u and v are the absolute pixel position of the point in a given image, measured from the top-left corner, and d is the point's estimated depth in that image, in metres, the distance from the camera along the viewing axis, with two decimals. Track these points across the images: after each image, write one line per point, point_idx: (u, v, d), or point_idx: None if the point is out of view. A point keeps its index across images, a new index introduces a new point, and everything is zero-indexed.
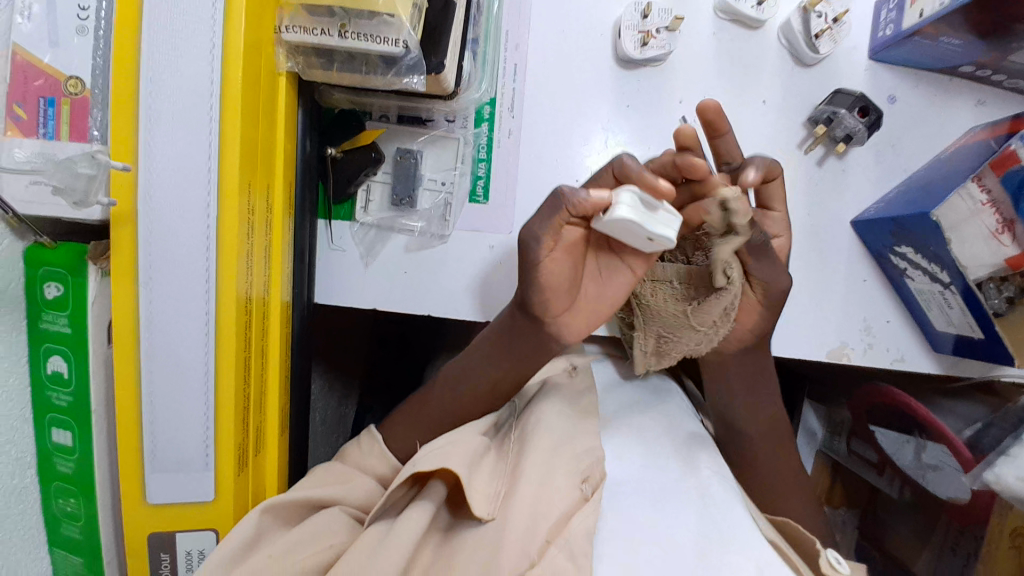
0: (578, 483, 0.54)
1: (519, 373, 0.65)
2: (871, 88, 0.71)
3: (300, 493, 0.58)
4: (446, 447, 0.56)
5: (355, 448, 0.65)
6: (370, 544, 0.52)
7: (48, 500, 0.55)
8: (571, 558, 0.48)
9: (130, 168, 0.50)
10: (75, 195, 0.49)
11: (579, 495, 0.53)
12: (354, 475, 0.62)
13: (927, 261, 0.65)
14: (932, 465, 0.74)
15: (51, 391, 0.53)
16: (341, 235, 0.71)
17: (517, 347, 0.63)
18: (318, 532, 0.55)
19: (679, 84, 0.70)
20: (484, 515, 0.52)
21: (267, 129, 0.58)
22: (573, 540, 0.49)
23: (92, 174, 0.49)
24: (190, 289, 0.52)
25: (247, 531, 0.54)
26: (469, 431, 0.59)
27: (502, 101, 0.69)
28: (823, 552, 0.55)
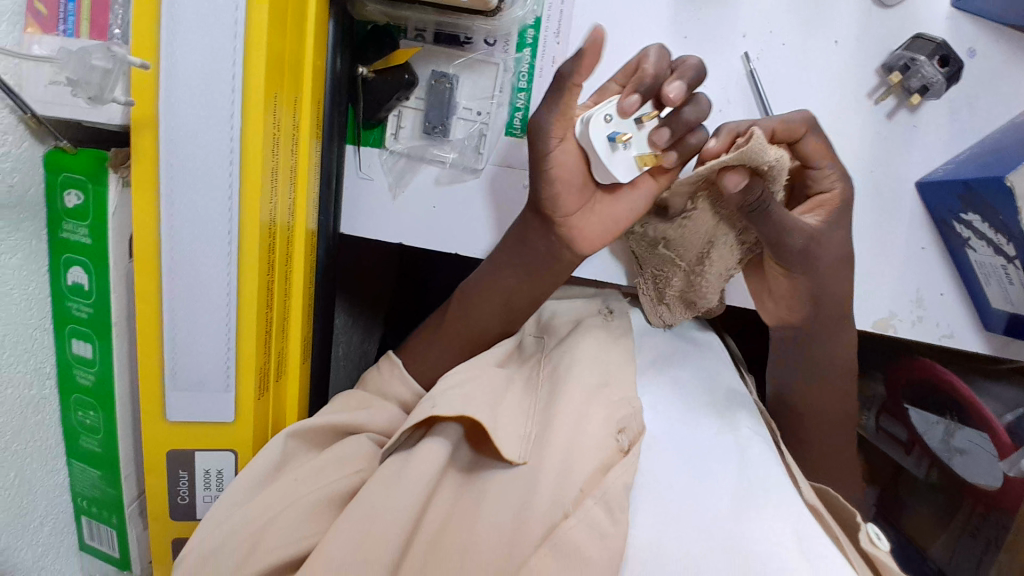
0: (613, 433, 0.53)
1: (533, 291, 0.63)
2: (954, 36, 0.64)
3: (321, 418, 0.58)
4: (457, 385, 0.56)
5: (374, 374, 0.67)
6: (385, 484, 0.51)
7: (67, 410, 0.56)
8: (607, 511, 0.46)
9: (150, 67, 0.47)
10: (91, 90, 0.46)
11: (613, 448, 0.52)
12: (374, 402, 0.62)
13: (993, 231, 0.60)
14: (960, 446, 0.74)
15: (72, 303, 0.52)
16: (369, 163, 0.68)
17: (525, 256, 0.61)
18: (341, 459, 0.55)
19: (741, 19, 0.64)
20: (514, 458, 0.51)
21: (296, 40, 0.54)
22: (609, 493, 0.47)
23: (108, 68, 0.46)
24: (213, 206, 0.50)
25: (274, 454, 0.55)
26: (489, 367, 0.59)
27: (548, 24, 0.64)
28: (863, 525, 0.53)
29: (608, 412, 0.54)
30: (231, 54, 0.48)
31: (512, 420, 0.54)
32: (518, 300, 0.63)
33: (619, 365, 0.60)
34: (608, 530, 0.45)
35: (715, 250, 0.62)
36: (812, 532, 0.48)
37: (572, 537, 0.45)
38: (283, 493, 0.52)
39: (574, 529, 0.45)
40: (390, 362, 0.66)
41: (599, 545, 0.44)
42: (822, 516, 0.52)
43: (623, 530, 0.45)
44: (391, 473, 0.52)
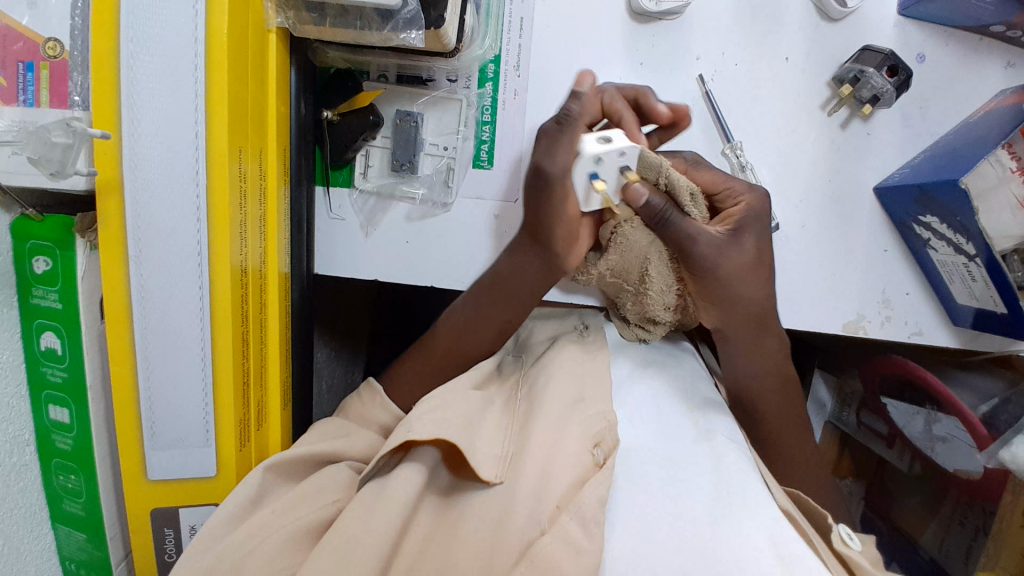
0: (589, 449, 0.53)
1: (515, 314, 0.65)
2: (899, 45, 0.66)
3: (298, 448, 0.57)
4: (435, 407, 0.56)
5: (356, 401, 0.66)
6: (362, 507, 0.51)
7: (48, 475, 0.55)
8: (583, 526, 0.46)
9: (112, 136, 0.47)
10: (51, 165, 0.47)
11: (588, 461, 0.52)
12: (354, 428, 0.62)
13: (952, 231, 0.62)
14: (942, 434, 0.75)
15: (46, 368, 0.52)
16: (340, 204, 0.68)
17: (508, 284, 0.64)
18: (319, 489, 0.55)
19: (694, 42, 0.66)
20: (491, 478, 0.51)
21: (257, 91, 0.55)
22: (584, 506, 0.47)
23: (68, 142, 0.46)
24: (182, 264, 0.50)
25: (251, 488, 0.54)
26: (461, 388, 0.60)
27: (508, 58, 0.65)
28: (834, 526, 0.54)
29: (585, 428, 0.55)
30: (193, 113, 0.48)
31: (488, 441, 0.55)
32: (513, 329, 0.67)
33: (595, 378, 0.61)
34: (586, 545, 0.45)
35: (653, 270, 0.60)
36: (788, 538, 0.49)
37: (549, 552, 0.45)
38: (260, 526, 0.51)
39: (550, 545, 0.45)
40: (372, 389, 0.66)
41: (576, 561, 0.44)
42: (796, 520, 0.53)
43: (599, 544, 0.45)
44: (371, 498, 0.52)
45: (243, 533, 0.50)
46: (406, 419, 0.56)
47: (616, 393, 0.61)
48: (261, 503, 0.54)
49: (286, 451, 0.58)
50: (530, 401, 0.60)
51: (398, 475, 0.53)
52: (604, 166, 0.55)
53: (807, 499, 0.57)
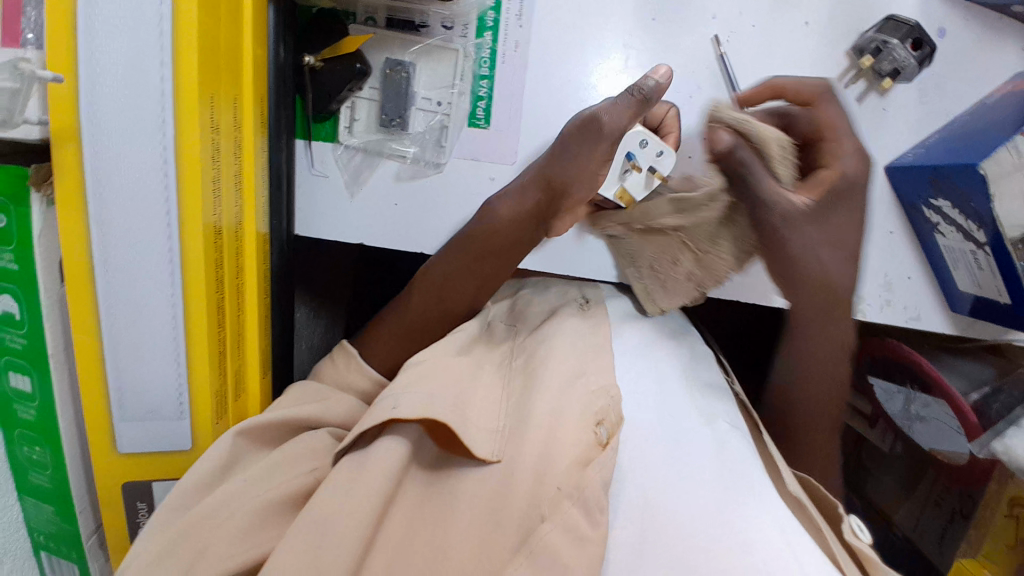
0: (592, 428, 0.51)
1: (501, 269, 0.64)
2: (923, 16, 0.62)
3: (271, 413, 0.54)
4: (415, 381, 0.53)
5: (329, 365, 0.64)
6: (341, 480, 0.48)
7: (11, 446, 0.52)
8: (586, 514, 0.45)
9: (67, 81, 0.42)
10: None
11: (590, 440, 0.50)
12: (330, 393, 0.59)
13: (963, 217, 0.60)
14: (921, 413, 0.76)
15: (3, 334, 0.48)
16: (322, 159, 0.63)
17: (495, 242, 0.62)
18: (295, 456, 0.52)
19: (709, 1, 0.61)
20: (487, 457, 0.49)
21: (232, 30, 0.49)
22: (590, 495, 0.46)
23: (16, 87, 0.41)
24: (149, 225, 0.46)
25: (222, 452, 0.51)
26: (446, 356, 0.58)
27: (509, 5, 0.60)
28: (847, 518, 0.54)
29: (588, 404, 0.53)
30: (158, 54, 0.43)
31: (482, 417, 0.52)
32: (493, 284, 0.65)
33: (594, 351, 0.59)
34: (588, 533, 0.44)
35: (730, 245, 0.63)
36: (794, 528, 0.48)
37: (549, 542, 0.44)
38: (232, 494, 0.47)
39: (550, 533, 0.44)
40: (345, 353, 0.63)
41: (576, 551, 0.44)
42: (807, 510, 0.52)
43: (602, 532, 0.45)
44: (350, 470, 0.48)
45: (211, 503, 0.47)
46: (383, 395, 0.52)
47: (618, 362, 0.59)
48: (233, 471, 0.51)
49: (258, 416, 0.54)
50: (528, 374, 0.58)
51: (377, 446, 0.50)
52: (645, 153, 0.62)
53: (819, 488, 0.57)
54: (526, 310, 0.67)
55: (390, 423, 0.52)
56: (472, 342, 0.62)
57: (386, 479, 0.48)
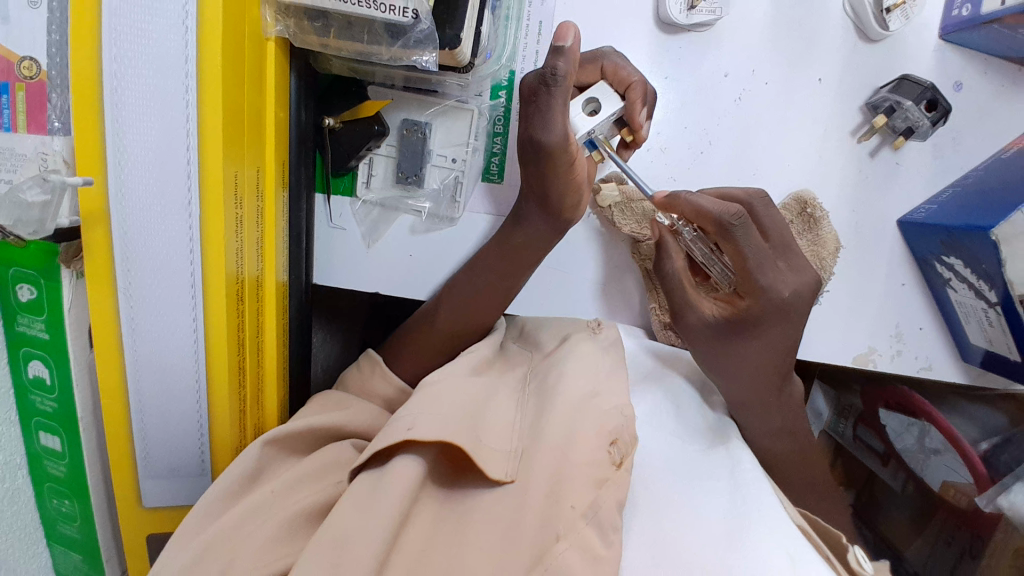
0: (606, 447, 0.52)
1: (502, 291, 0.64)
2: (937, 73, 0.63)
3: (298, 422, 0.56)
4: (432, 400, 0.55)
5: (356, 372, 0.65)
6: (359, 494, 0.50)
7: (41, 498, 0.54)
8: (600, 533, 0.46)
9: (93, 181, 0.43)
10: (30, 225, 0.43)
11: (605, 460, 0.51)
12: (353, 402, 0.62)
13: (975, 276, 0.60)
14: (932, 449, 0.78)
15: (35, 396, 0.50)
16: (340, 213, 0.65)
17: (497, 266, 0.62)
18: (321, 469, 0.55)
19: (722, 59, 0.62)
20: (503, 477, 0.51)
21: (256, 102, 0.51)
22: (602, 514, 0.47)
23: (47, 199, 0.43)
24: (175, 295, 0.48)
25: (250, 462, 0.53)
26: (457, 378, 0.59)
27: (523, 67, 0.61)
28: (850, 547, 0.54)
29: (601, 424, 0.54)
30: (185, 137, 0.44)
31: (498, 437, 0.54)
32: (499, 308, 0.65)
33: None
34: (603, 553, 0.46)
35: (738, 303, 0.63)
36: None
37: (564, 560, 0.45)
38: (261, 504, 0.51)
39: (565, 552, 0.45)
40: (371, 359, 0.65)
41: (589, 568, 0.45)
42: (812, 537, 0.54)
43: (616, 551, 0.46)
44: (367, 488, 0.51)
45: (244, 511, 0.50)
46: (399, 416, 0.54)
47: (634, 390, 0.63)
48: (260, 480, 0.53)
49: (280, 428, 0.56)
50: (541, 397, 0.59)
51: (394, 462, 0.52)
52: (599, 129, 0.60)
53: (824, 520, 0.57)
54: (538, 335, 0.67)
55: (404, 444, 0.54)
56: (485, 365, 0.63)
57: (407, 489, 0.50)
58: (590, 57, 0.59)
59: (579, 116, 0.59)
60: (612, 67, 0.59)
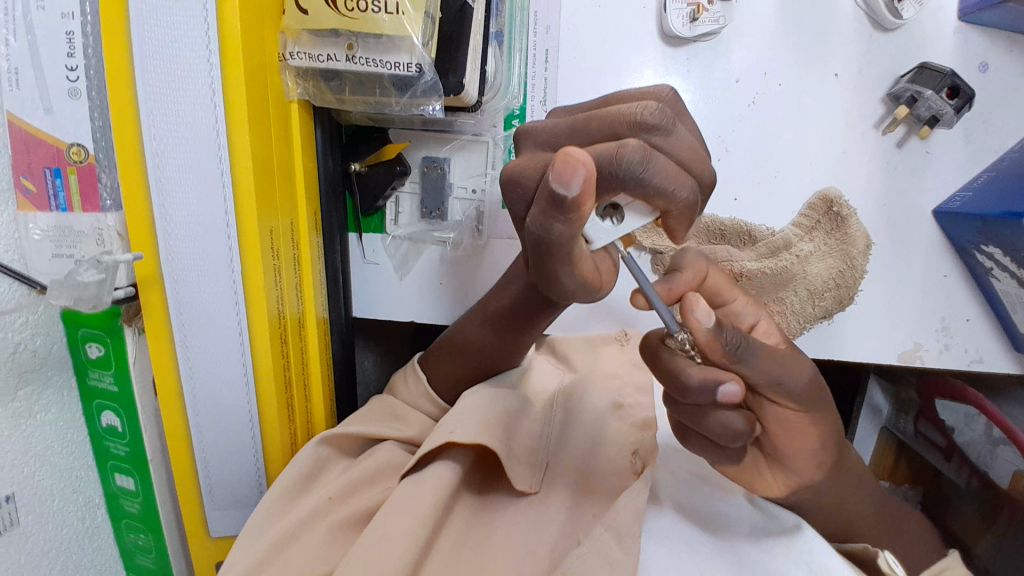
0: (628, 457, 0.57)
1: (512, 329, 0.61)
2: (961, 55, 0.61)
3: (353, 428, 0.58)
4: (466, 408, 0.56)
5: (402, 381, 0.67)
6: (398, 496, 0.51)
7: (120, 533, 0.59)
8: (618, 539, 0.47)
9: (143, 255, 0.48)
10: (90, 301, 0.48)
11: (626, 469, 0.56)
12: (407, 414, 0.63)
13: (1016, 265, 0.57)
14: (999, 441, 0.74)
15: (109, 442, 0.55)
16: (373, 249, 0.68)
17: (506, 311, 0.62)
18: (374, 474, 0.56)
19: (732, 64, 0.62)
20: (528, 488, 0.54)
21: (286, 159, 0.54)
22: (620, 521, 0.48)
23: (102, 277, 0.47)
24: (224, 344, 0.52)
25: (305, 465, 0.55)
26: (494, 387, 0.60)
27: (534, 94, 0.63)
28: (880, 553, 0.49)
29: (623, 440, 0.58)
30: (222, 202, 0.49)
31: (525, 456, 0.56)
32: (510, 345, 0.62)
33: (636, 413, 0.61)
34: (621, 557, 0.46)
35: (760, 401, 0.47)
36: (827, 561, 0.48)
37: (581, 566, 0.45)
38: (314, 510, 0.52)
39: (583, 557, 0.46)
40: (413, 370, 0.66)
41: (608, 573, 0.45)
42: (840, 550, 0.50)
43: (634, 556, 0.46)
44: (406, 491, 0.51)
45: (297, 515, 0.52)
46: (444, 421, 0.55)
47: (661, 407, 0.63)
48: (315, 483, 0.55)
49: (336, 432, 0.59)
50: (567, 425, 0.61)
51: (434, 469, 0.53)
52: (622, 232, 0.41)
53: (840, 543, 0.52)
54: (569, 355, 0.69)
55: (446, 450, 0.55)
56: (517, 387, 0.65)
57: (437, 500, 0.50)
58: (610, 159, 0.38)
59: (596, 228, 0.40)
60: (659, 185, 0.38)
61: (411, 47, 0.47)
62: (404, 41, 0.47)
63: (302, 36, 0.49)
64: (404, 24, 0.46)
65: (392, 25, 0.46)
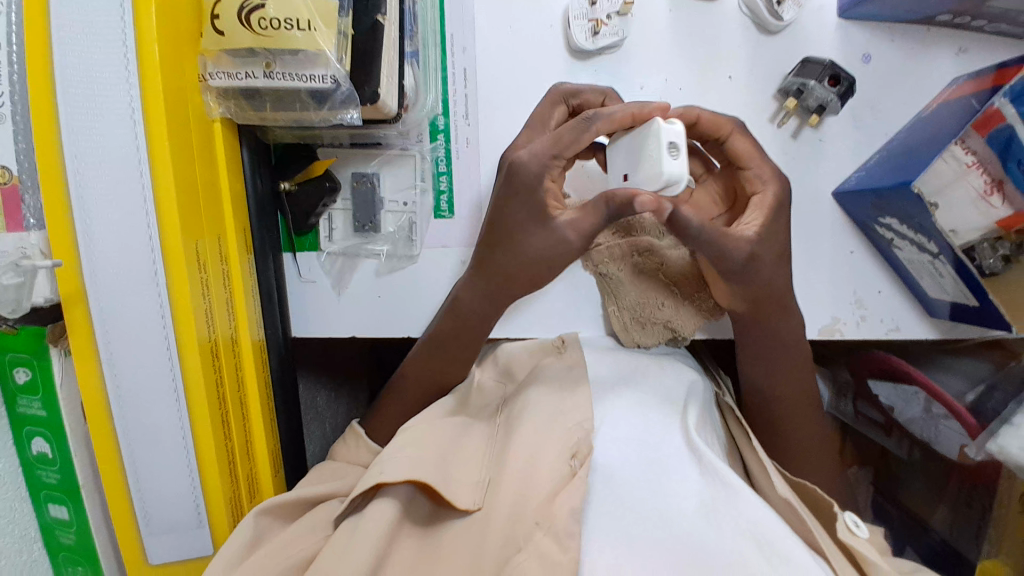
0: (566, 460, 0.55)
1: (469, 344, 0.66)
2: (842, 48, 0.66)
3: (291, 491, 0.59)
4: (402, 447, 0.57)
5: (342, 444, 0.68)
6: (338, 542, 0.51)
7: (59, 566, 0.59)
8: (557, 540, 0.48)
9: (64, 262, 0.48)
10: (7, 306, 0.48)
11: (564, 472, 0.54)
12: (347, 471, 0.64)
13: (912, 232, 0.62)
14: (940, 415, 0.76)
15: (40, 470, 0.55)
16: (309, 268, 0.69)
17: (457, 329, 0.66)
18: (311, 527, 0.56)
19: (637, 71, 0.67)
20: (469, 506, 0.54)
21: (210, 177, 0.56)
22: (557, 522, 0.49)
23: (21, 281, 0.47)
24: (153, 360, 0.52)
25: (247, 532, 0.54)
26: (432, 420, 0.62)
27: (456, 109, 0.67)
28: (842, 514, 0.54)
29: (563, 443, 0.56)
30: (145, 217, 0.50)
31: (465, 473, 0.57)
32: (456, 346, 0.67)
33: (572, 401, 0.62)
34: (560, 558, 0.47)
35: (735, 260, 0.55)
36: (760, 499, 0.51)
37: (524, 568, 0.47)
38: (256, 566, 0.51)
39: (526, 562, 0.47)
40: (355, 432, 0.68)
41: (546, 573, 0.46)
42: (796, 508, 0.53)
43: (572, 555, 0.47)
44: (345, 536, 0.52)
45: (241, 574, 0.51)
46: (375, 464, 0.57)
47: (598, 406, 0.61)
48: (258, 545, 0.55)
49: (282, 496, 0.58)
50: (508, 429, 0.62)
51: (373, 508, 0.53)
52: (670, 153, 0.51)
53: (814, 492, 0.56)
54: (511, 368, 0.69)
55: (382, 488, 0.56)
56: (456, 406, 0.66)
57: (378, 539, 0.51)
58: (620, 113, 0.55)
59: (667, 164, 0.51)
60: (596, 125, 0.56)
61: (327, 60, 0.50)
62: (320, 55, 0.50)
63: (220, 57, 0.51)
64: (318, 40, 0.49)
65: (305, 41, 0.49)
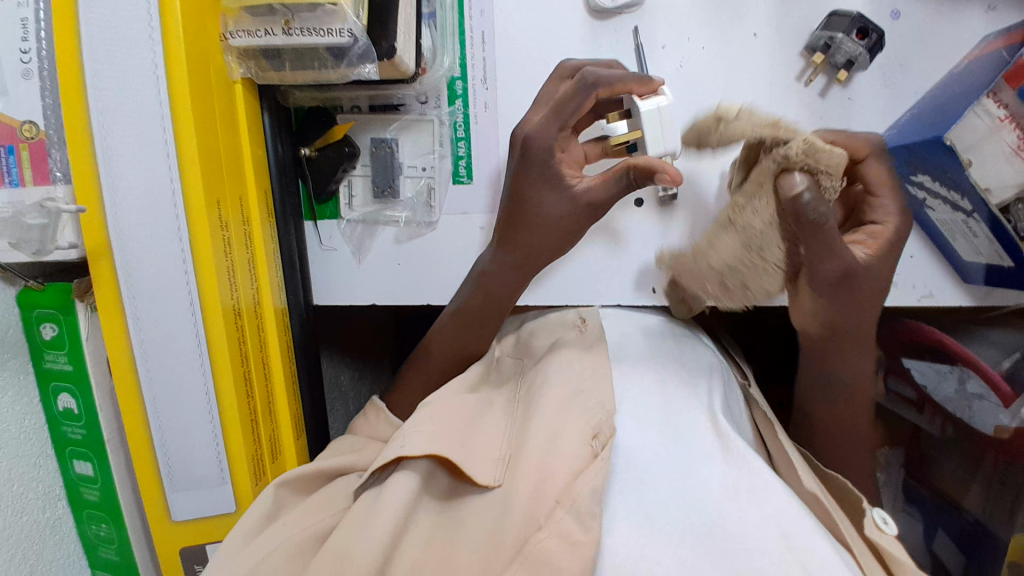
0: (587, 441, 0.52)
1: (491, 325, 0.67)
2: (870, 3, 0.64)
3: (310, 465, 0.58)
4: (422, 420, 0.57)
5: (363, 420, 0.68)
6: (359, 514, 0.51)
7: (82, 525, 0.60)
8: (578, 519, 0.46)
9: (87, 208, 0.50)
10: (32, 245, 0.51)
11: (585, 454, 0.51)
12: (364, 445, 0.63)
13: (946, 188, 0.61)
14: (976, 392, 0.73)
15: (66, 426, 0.56)
16: (330, 235, 0.70)
17: (476, 309, 0.66)
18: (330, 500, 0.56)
19: (656, 31, 0.65)
20: (490, 481, 0.52)
21: (230, 138, 0.56)
22: (580, 501, 0.47)
23: (46, 222, 0.50)
24: (176, 316, 0.52)
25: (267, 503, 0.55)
26: (449, 394, 0.62)
27: (474, 73, 0.66)
28: (871, 511, 0.52)
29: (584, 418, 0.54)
30: (167, 171, 0.50)
31: (487, 447, 0.56)
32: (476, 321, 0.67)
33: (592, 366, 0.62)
34: (581, 538, 0.46)
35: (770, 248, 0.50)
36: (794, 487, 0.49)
37: (545, 548, 0.46)
38: (274, 535, 0.51)
39: (546, 540, 0.46)
40: (376, 406, 0.67)
41: (568, 553, 0.45)
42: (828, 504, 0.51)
43: (594, 536, 0.45)
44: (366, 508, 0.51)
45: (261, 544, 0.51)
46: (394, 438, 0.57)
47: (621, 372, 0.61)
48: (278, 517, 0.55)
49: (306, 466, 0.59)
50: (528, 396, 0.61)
51: (394, 480, 0.53)
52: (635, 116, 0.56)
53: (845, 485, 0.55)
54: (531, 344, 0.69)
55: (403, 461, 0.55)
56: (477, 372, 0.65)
57: (398, 508, 0.50)
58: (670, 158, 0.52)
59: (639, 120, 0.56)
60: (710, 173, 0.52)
61: (344, 14, 0.51)
62: (337, 9, 0.51)
63: (240, 16, 0.52)
64: None
65: None
